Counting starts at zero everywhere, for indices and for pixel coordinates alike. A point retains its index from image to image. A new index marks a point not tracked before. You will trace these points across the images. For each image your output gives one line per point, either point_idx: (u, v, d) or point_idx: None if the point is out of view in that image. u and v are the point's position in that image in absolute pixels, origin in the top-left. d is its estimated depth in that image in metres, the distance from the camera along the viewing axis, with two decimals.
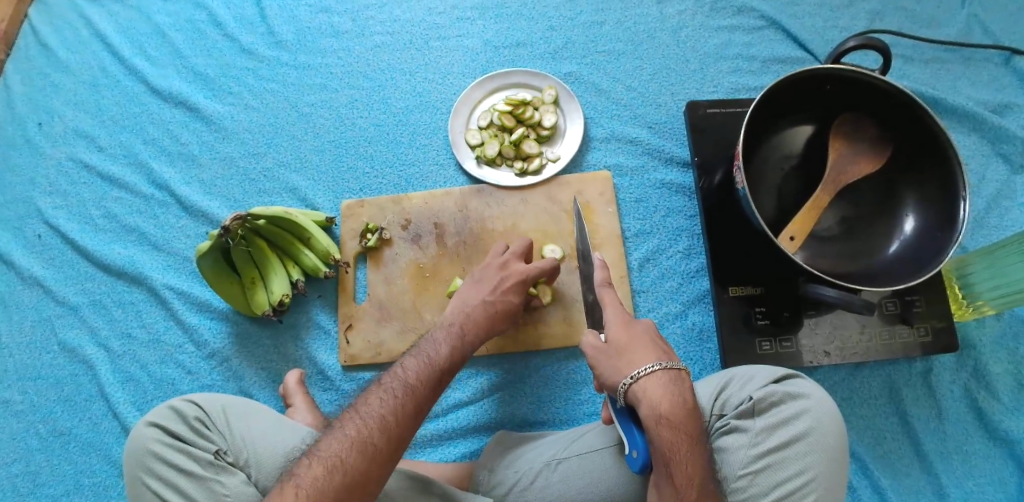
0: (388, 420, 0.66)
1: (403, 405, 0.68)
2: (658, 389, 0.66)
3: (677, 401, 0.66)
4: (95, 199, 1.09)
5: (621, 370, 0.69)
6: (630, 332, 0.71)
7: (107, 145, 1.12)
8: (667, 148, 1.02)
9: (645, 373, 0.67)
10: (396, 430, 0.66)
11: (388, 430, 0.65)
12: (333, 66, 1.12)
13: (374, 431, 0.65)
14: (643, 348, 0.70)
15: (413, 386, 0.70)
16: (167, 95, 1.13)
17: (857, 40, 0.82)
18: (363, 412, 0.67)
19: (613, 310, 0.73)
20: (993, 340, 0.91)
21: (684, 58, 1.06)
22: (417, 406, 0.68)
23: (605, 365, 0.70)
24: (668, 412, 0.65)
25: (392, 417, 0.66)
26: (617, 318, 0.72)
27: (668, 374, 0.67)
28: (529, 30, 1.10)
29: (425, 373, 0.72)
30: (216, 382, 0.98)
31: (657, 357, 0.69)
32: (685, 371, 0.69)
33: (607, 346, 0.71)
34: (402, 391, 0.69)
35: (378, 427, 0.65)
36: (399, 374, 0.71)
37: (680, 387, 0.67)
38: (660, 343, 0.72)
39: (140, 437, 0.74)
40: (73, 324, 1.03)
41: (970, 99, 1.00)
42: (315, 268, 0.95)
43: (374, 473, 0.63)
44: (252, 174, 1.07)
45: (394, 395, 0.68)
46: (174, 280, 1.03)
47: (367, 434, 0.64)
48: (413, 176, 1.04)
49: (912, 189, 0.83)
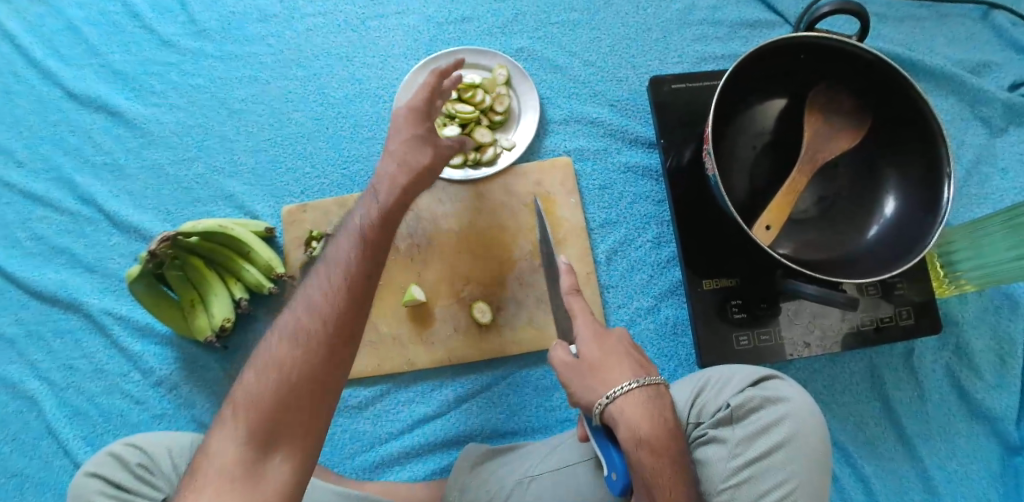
0: (305, 339, 0.57)
1: (319, 312, 0.58)
2: (636, 407, 0.61)
3: (656, 419, 0.61)
4: (18, 220, 0.99)
5: (597, 388, 0.63)
6: (602, 346, 0.65)
7: (27, 159, 1.00)
8: (632, 128, 0.94)
9: (623, 391, 0.62)
10: (319, 347, 0.57)
11: (308, 353, 0.57)
12: (262, 55, 1.01)
13: (294, 353, 0.57)
14: (618, 363, 0.65)
15: (330, 284, 0.59)
16: (85, 99, 1.01)
17: (831, 6, 0.76)
18: (281, 333, 0.58)
19: (584, 320, 0.67)
20: (974, 315, 0.87)
21: (645, 27, 0.98)
22: (340, 311, 0.58)
23: (577, 384, 0.64)
24: (649, 434, 0.60)
25: (310, 336, 0.57)
26: (589, 331, 0.66)
27: (646, 391, 0.63)
28: (475, 3, 1.00)
29: (349, 261, 0.60)
30: (167, 411, 0.92)
31: (633, 373, 0.64)
32: (663, 384, 0.65)
33: (576, 361, 0.65)
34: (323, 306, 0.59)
35: (296, 347, 0.57)
36: (323, 279, 0.60)
37: (658, 403, 0.63)
38: (635, 354, 0.67)
39: (84, 489, 0.73)
40: (8, 359, 0.94)
41: (947, 59, 0.94)
42: (259, 284, 0.88)
43: (308, 396, 0.56)
44: (184, 182, 0.98)
45: (309, 302, 0.59)
46: (113, 304, 0.95)
47: (288, 359, 0.57)
48: (358, 174, 0.96)
49: (893, 167, 0.78)
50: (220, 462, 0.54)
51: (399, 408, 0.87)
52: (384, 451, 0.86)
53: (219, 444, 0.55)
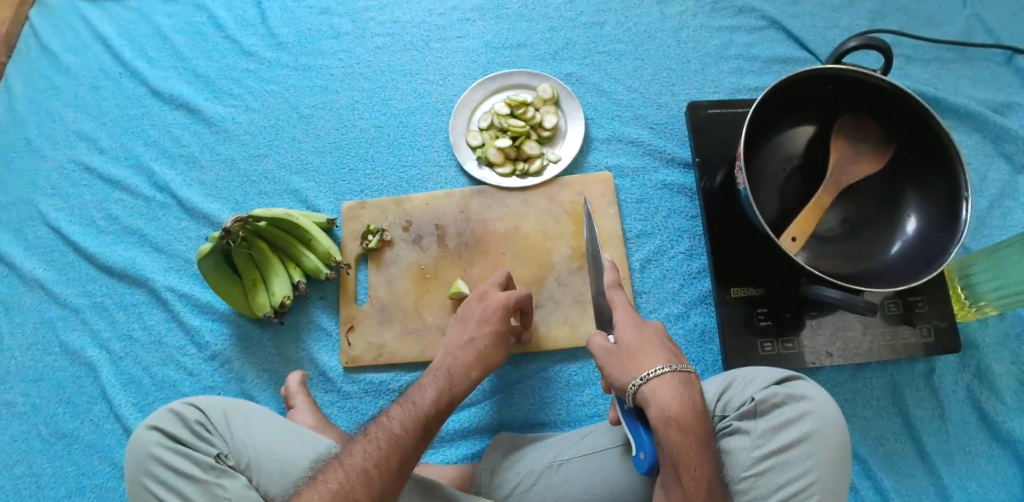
0: (371, 473, 0.65)
1: (387, 455, 0.67)
2: (668, 391, 0.66)
3: (686, 403, 0.66)
4: (97, 201, 1.09)
5: (631, 371, 0.68)
6: (639, 333, 0.71)
7: (108, 146, 1.12)
8: (669, 149, 1.01)
9: (656, 374, 0.66)
10: (380, 482, 0.65)
11: (370, 487, 0.64)
12: (333, 68, 1.12)
13: (357, 486, 0.64)
14: (651, 349, 0.70)
15: (399, 435, 0.69)
16: (168, 97, 1.13)
17: (857, 41, 0.84)
18: (348, 466, 0.66)
19: (624, 311, 0.72)
20: (996, 341, 0.91)
21: (685, 58, 1.06)
22: (403, 452, 0.68)
23: (613, 366, 0.69)
24: (679, 415, 0.65)
25: (376, 472, 0.65)
26: (629, 318, 0.72)
27: (678, 376, 0.67)
28: (530, 31, 1.10)
29: (413, 423, 0.70)
30: (218, 384, 0.98)
31: (666, 359, 0.69)
32: (694, 373, 0.69)
33: (615, 347, 0.70)
34: (391, 443, 0.68)
35: (360, 482, 0.64)
36: (409, 401, 0.73)
37: (688, 389, 0.67)
38: (668, 345, 0.71)
39: (143, 441, 0.73)
40: (74, 326, 1.03)
41: (971, 99, 1.00)
42: (317, 270, 0.95)
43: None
44: (253, 176, 1.07)
45: (378, 445, 0.67)
46: (176, 282, 1.03)
47: (350, 489, 0.64)
48: (414, 177, 1.04)
49: (914, 188, 0.85)
50: None
51: None
52: None
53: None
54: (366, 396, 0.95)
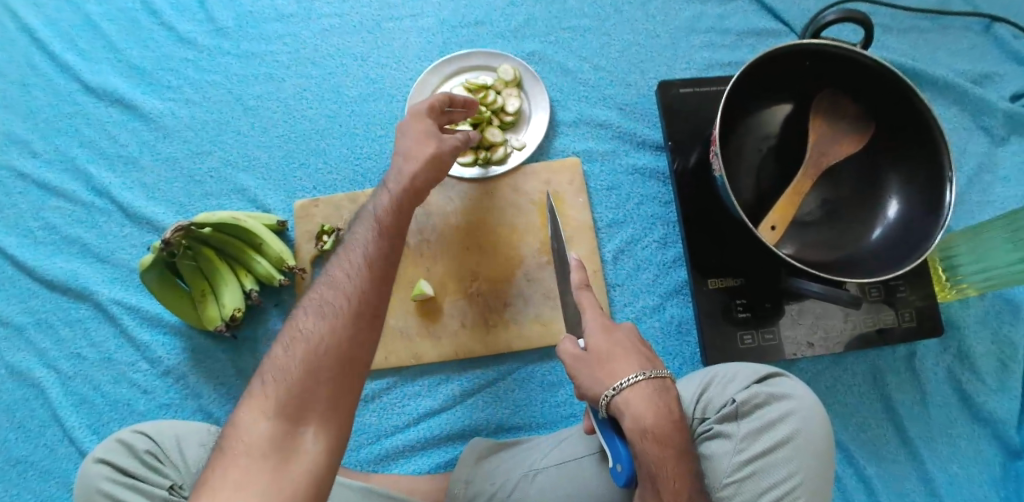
0: (329, 320, 0.57)
1: (339, 301, 0.59)
2: (643, 400, 0.62)
3: (661, 412, 0.62)
4: (32, 209, 1.02)
5: (604, 380, 0.64)
6: (611, 339, 0.66)
7: (41, 150, 1.04)
8: (640, 131, 0.95)
9: (629, 384, 0.62)
10: (346, 330, 0.57)
11: (337, 344, 0.57)
12: (278, 53, 1.03)
13: (319, 343, 0.56)
14: (623, 355, 0.65)
15: (345, 279, 0.60)
16: (103, 92, 1.04)
17: (836, 13, 0.80)
18: (303, 330, 0.57)
19: (593, 315, 0.68)
20: (976, 320, 0.90)
21: (654, 33, 1.00)
22: (359, 304, 0.58)
23: (584, 374, 0.65)
24: (655, 426, 0.61)
25: (335, 320, 0.57)
26: (597, 324, 0.67)
27: (652, 384, 0.63)
28: (489, 7, 1.02)
29: (356, 266, 0.60)
30: (174, 401, 0.93)
31: (638, 365, 0.65)
32: (669, 378, 0.65)
33: (585, 353, 0.66)
34: (331, 306, 0.58)
35: (320, 336, 0.57)
36: (344, 260, 0.61)
37: (664, 395, 0.64)
38: (642, 348, 0.68)
39: (88, 474, 0.69)
40: (18, 346, 0.97)
41: (949, 69, 0.96)
42: (269, 277, 0.89)
43: (338, 372, 0.56)
44: (198, 175, 0.99)
45: (327, 295, 0.59)
46: (122, 294, 0.98)
47: (310, 339, 0.56)
48: (370, 170, 0.97)
49: (895, 170, 0.82)
50: (250, 435, 0.53)
51: (405, 401, 0.88)
52: (389, 443, 0.87)
53: (253, 429, 0.53)
54: None
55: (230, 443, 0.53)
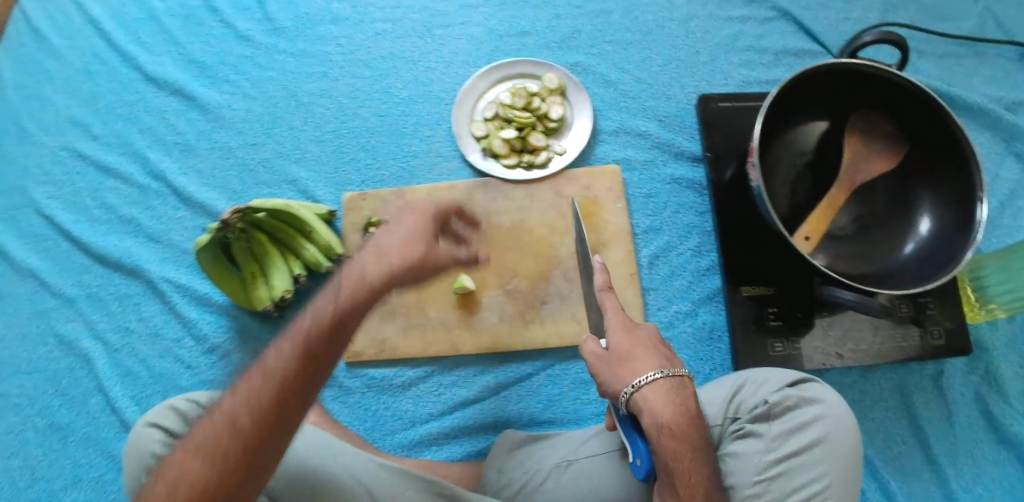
0: (238, 421, 0.51)
1: (257, 396, 0.52)
2: (659, 396, 0.65)
3: (678, 409, 0.65)
4: (90, 190, 1.06)
5: (625, 377, 0.67)
6: (633, 339, 0.70)
7: (101, 134, 1.08)
8: (679, 142, 0.99)
9: (649, 380, 0.66)
10: (283, 384, 0.53)
11: (236, 447, 0.51)
12: (332, 54, 1.08)
13: (221, 441, 0.51)
14: (643, 354, 0.69)
15: (270, 370, 0.53)
16: (162, 83, 1.09)
17: (873, 35, 0.83)
18: (208, 428, 0.52)
19: (614, 315, 0.71)
20: (1004, 342, 0.91)
21: (694, 49, 1.03)
22: (310, 354, 0.54)
23: (606, 371, 0.68)
24: (671, 421, 0.64)
25: (242, 420, 0.51)
26: (619, 323, 0.70)
27: (671, 381, 0.67)
28: (535, 18, 1.06)
29: (290, 349, 0.54)
30: (216, 378, 0.97)
31: (658, 364, 0.69)
32: (687, 377, 0.69)
33: (607, 352, 0.69)
34: (255, 398, 0.52)
35: (225, 434, 0.51)
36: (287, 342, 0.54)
37: (681, 393, 0.67)
38: (661, 349, 0.71)
39: (143, 438, 0.72)
40: (69, 317, 1.02)
41: (983, 96, 0.99)
42: (317, 262, 0.93)
43: (220, 492, 0.50)
44: (251, 165, 1.04)
45: (247, 384, 0.53)
46: (172, 272, 1.02)
47: (228, 435, 0.51)
48: (417, 167, 1.00)
49: (927, 188, 0.84)
50: None
51: (441, 391, 0.92)
52: (423, 430, 0.90)
53: (166, 482, 0.50)
54: (367, 391, 0.92)
55: (148, 488, 0.51)
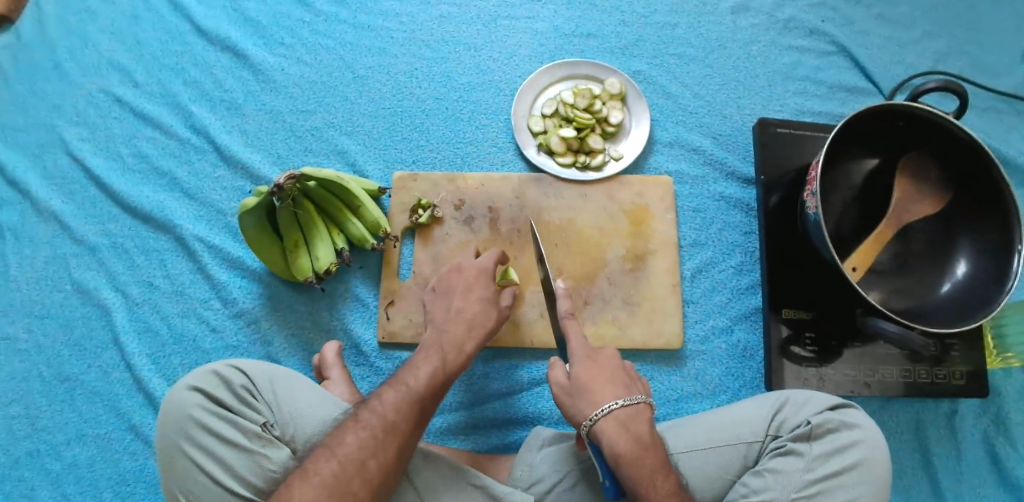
0: (369, 466, 0.66)
1: (384, 448, 0.68)
2: (613, 426, 0.68)
3: (632, 438, 0.68)
4: (125, 136, 1.02)
5: (584, 407, 0.70)
6: (591, 367, 0.73)
7: (143, 81, 1.05)
8: (730, 162, 1.00)
9: (604, 412, 0.68)
10: (431, 392, 0.74)
11: (369, 479, 0.66)
12: (393, 30, 1.06)
13: (354, 480, 0.65)
14: (603, 383, 0.71)
15: (395, 426, 0.69)
16: (214, 37, 1.06)
17: (937, 82, 0.85)
18: (342, 457, 0.66)
19: (577, 345, 0.75)
20: (1017, 390, 0.94)
21: (753, 73, 1.05)
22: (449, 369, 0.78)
23: (569, 402, 0.71)
24: (627, 450, 0.67)
25: (373, 462, 0.67)
26: (581, 353, 0.74)
27: (625, 411, 0.69)
28: (601, 22, 1.07)
29: (405, 410, 0.71)
30: (241, 344, 0.93)
31: (616, 393, 0.71)
32: (645, 403, 0.71)
33: (569, 383, 0.72)
34: (415, 396, 0.73)
35: (358, 476, 0.65)
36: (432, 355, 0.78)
37: (637, 422, 0.69)
38: (622, 374, 0.73)
39: (181, 402, 0.69)
40: (90, 266, 0.96)
41: (1021, 152, 1.02)
42: (363, 239, 0.91)
43: (393, 463, 0.68)
44: (299, 131, 1.02)
45: (375, 436, 0.68)
46: (205, 232, 0.97)
47: (399, 421, 0.70)
48: (470, 154, 1.00)
49: (967, 234, 0.87)
50: (327, 472, 0.65)
51: (473, 381, 0.91)
52: (452, 417, 0.90)
53: (349, 445, 0.67)
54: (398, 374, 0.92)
55: (324, 451, 0.67)
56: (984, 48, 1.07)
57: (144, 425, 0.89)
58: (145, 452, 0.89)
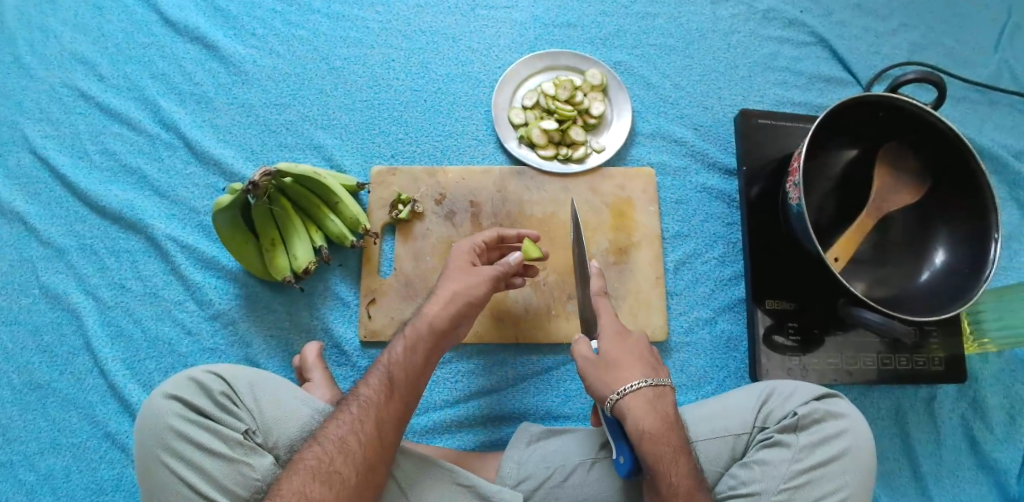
0: (349, 442, 0.66)
1: (362, 423, 0.67)
2: (641, 404, 0.68)
3: (659, 416, 0.68)
4: (91, 132, 0.98)
5: (610, 383, 0.70)
6: (622, 346, 0.72)
7: (108, 74, 1.01)
8: (712, 153, 1.00)
9: (632, 389, 0.68)
10: (409, 370, 0.72)
11: (351, 454, 0.65)
12: (369, 20, 1.04)
13: (336, 458, 0.65)
14: (631, 363, 0.71)
15: (369, 402, 0.69)
16: (182, 28, 1.02)
17: (915, 74, 0.85)
18: (323, 439, 0.66)
19: (609, 322, 0.74)
20: (992, 375, 0.96)
21: (733, 63, 1.05)
22: (429, 344, 0.74)
23: (594, 377, 0.71)
24: (651, 427, 0.67)
25: (353, 438, 0.66)
26: (610, 330, 0.73)
27: (654, 390, 0.69)
28: (580, 12, 1.06)
29: (381, 389, 0.70)
30: (219, 346, 0.90)
31: (643, 373, 0.70)
32: (670, 386, 0.71)
33: (597, 359, 0.72)
34: (393, 376, 0.71)
35: (340, 453, 0.65)
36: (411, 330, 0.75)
37: (661, 402, 0.69)
38: (648, 356, 0.73)
39: (158, 411, 0.67)
40: (58, 269, 0.93)
41: (994, 141, 1.03)
42: (342, 236, 0.89)
43: (375, 443, 0.67)
44: (274, 125, 0.99)
45: (352, 413, 0.68)
46: (178, 231, 0.94)
47: (375, 400, 0.69)
48: (450, 148, 0.99)
49: (945, 223, 0.87)
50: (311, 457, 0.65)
51: (458, 377, 0.90)
52: (436, 416, 0.88)
53: (330, 430, 0.67)
54: None
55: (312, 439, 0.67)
56: (957, 38, 1.08)
57: (120, 433, 0.87)
58: (122, 461, 0.86)
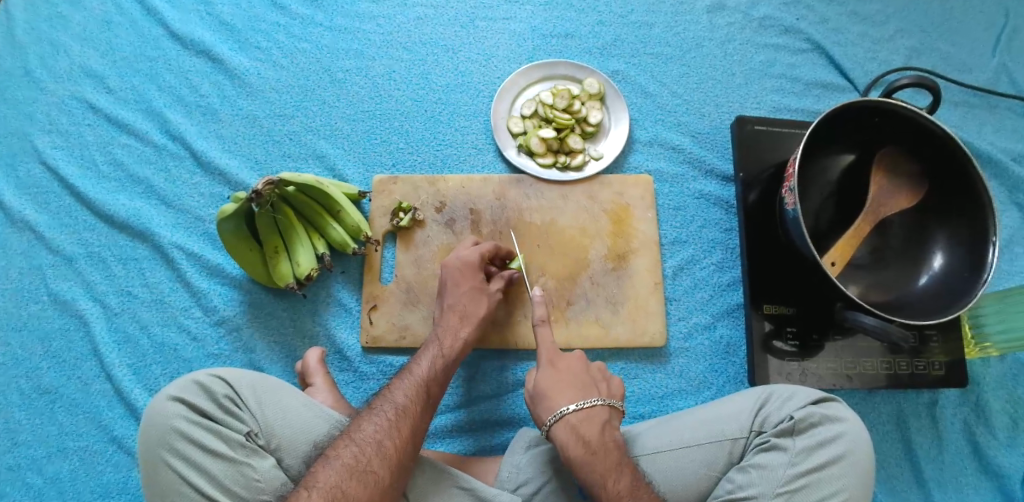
0: (387, 446, 0.68)
1: (398, 428, 0.70)
2: (566, 430, 0.71)
3: (586, 439, 0.70)
4: (100, 144, 1.01)
5: (543, 412, 0.74)
6: (554, 373, 0.76)
7: (117, 87, 1.03)
8: (709, 160, 1.01)
9: (558, 416, 0.72)
10: (437, 381, 0.77)
11: (387, 457, 0.67)
12: (371, 33, 1.06)
13: (373, 459, 0.67)
14: (562, 387, 0.75)
15: (406, 410, 0.72)
16: (188, 42, 1.05)
17: (911, 78, 0.86)
18: (359, 440, 0.68)
19: (542, 351, 0.79)
20: (995, 378, 0.96)
21: (730, 71, 1.06)
22: (453, 358, 0.80)
23: (533, 408, 0.76)
24: (577, 453, 0.70)
25: (390, 441, 0.69)
26: (542, 359, 0.78)
27: (581, 414, 0.72)
28: (579, 22, 1.08)
29: (414, 395, 0.74)
30: (224, 352, 0.92)
31: (572, 396, 0.74)
32: (602, 405, 0.74)
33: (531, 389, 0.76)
34: (424, 385, 0.75)
35: (377, 455, 0.67)
36: (439, 343, 0.81)
37: (589, 424, 0.72)
38: (582, 377, 0.76)
39: (163, 413, 0.68)
40: (66, 276, 0.95)
41: (993, 145, 1.04)
42: (344, 243, 0.90)
43: (409, 447, 0.69)
44: (277, 136, 1.01)
45: (388, 418, 0.71)
46: (184, 240, 0.96)
47: (410, 406, 0.73)
48: (450, 157, 1.00)
49: (943, 227, 0.88)
50: (345, 457, 0.67)
51: (458, 383, 0.91)
52: (438, 421, 0.89)
53: (365, 431, 0.69)
54: (383, 378, 0.91)
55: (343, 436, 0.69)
56: (954, 43, 1.09)
57: (126, 437, 0.88)
58: (128, 464, 0.88)
